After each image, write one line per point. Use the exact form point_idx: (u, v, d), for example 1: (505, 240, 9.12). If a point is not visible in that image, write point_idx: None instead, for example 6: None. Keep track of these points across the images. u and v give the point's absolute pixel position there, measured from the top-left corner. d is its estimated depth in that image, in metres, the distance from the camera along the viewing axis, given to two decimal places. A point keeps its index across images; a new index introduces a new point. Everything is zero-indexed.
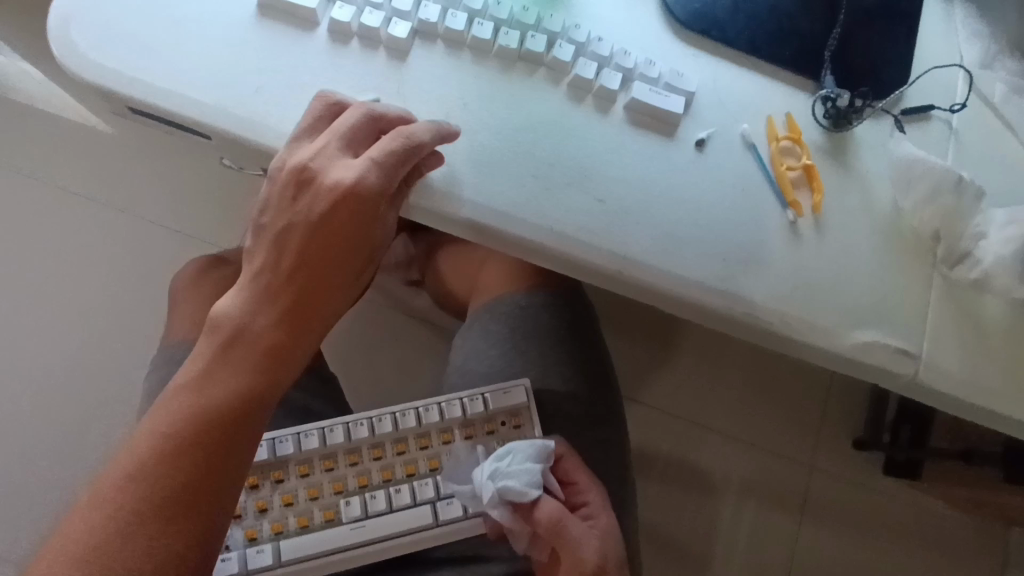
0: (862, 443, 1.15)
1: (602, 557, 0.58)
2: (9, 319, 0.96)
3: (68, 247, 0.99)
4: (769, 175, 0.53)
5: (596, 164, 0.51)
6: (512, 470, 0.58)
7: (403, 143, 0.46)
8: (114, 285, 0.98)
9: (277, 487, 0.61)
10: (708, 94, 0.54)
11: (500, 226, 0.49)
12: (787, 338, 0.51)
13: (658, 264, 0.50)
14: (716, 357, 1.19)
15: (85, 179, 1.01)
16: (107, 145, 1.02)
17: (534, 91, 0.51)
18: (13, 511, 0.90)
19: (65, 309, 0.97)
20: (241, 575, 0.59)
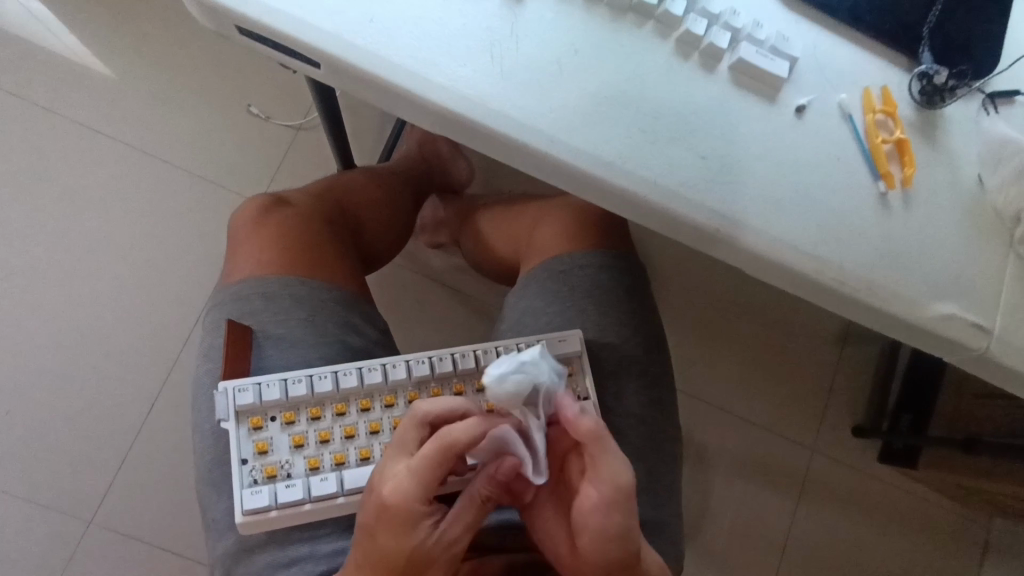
0: (862, 430, 1.26)
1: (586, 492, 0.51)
2: (94, 261, 1.08)
3: (150, 203, 1.11)
4: (863, 146, 0.53)
5: (699, 120, 0.51)
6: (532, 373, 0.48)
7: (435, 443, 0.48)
8: (193, 243, 1.11)
9: (314, 423, 0.58)
10: (809, 61, 0.54)
11: (604, 175, 0.49)
12: (871, 306, 0.52)
13: (757, 224, 0.51)
14: (719, 340, 1.27)
15: (166, 140, 1.13)
16: (188, 110, 1.14)
17: (643, 42, 0.51)
18: (108, 432, 1.04)
19: (148, 257, 1.10)
20: (272, 509, 0.55)
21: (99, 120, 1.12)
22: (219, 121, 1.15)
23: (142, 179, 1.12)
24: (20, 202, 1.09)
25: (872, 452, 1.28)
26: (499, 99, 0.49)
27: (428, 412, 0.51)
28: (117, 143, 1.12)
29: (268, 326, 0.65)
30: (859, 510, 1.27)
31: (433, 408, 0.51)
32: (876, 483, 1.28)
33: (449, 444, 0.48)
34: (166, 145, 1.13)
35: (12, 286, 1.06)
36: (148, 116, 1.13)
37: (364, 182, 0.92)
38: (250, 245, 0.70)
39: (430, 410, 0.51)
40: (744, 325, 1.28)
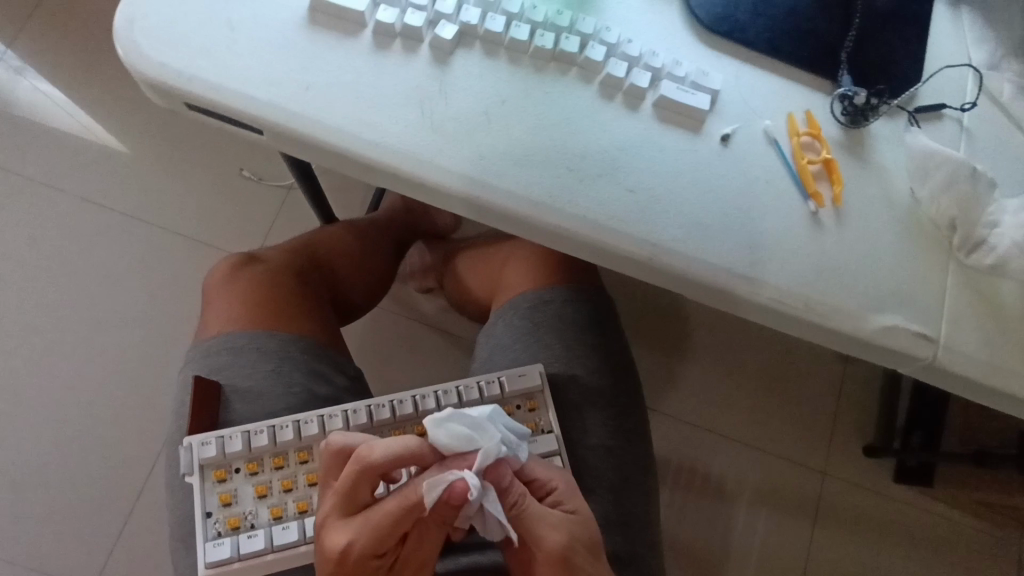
0: (874, 450, 1.28)
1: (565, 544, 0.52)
2: (93, 328, 1.12)
3: (146, 269, 1.16)
4: (791, 168, 0.55)
5: (625, 156, 0.54)
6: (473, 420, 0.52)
7: (400, 506, 0.48)
8: (188, 304, 1.15)
9: (277, 472, 0.59)
10: (731, 93, 0.56)
11: (536, 214, 0.52)
12: (810, 322, 0.53)
13: (690, 250, 0.52)
14: (732, 366, 1.32)
15: (160, 209, 1.19)
16: (180, 178, 1.20)
17: (567, 88, 0.54)
18: (112, 496, 1.06)
19: (146, 320, 1.14)
20: (234, 560, 0.56)
21: (97, 194, 1.18)
22: (209, 187, 1.20)
23: (137, 246, 1.17)
24: (21, 274, 1.14)
25: (887, 472, 1.30)
26: (430, 150, 0.51)
27: (378, 463, 0.49)
28: (114, 214, 1.18)
29: (239, 379, 0.67)
30: (877, 534, 1.27)
31: (384, 456, 0.49)
32: (875, 497, 1.29)
33: (413, 506, 0.48)
34: (160, 212, 1.19)
35: (12, 355, 1.10)
36: (142, 186, 1.19)
37: (340, 235, 0.95)
38: (223, 303, 0.73)
39: (380, 462, 0.49)
40: (750, 354, 1.33)
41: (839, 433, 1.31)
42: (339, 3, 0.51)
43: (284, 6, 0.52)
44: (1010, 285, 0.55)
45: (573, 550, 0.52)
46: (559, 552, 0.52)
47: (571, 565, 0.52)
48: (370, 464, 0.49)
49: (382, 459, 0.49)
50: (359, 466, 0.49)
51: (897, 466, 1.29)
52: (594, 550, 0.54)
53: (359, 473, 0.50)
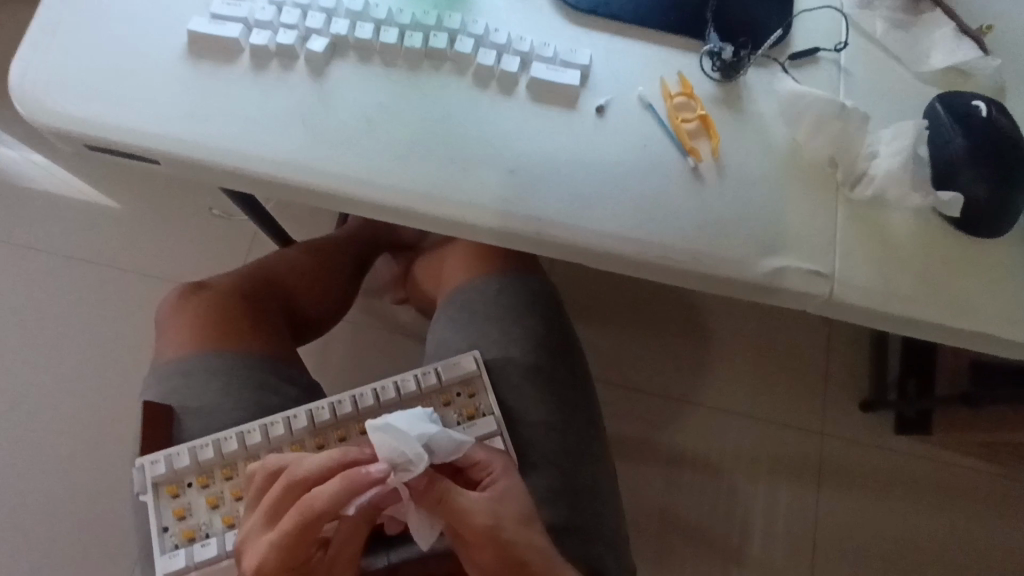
0: (869, 404, 1.28)
1: (494, 519, 0.55)
2: (80, 377, 1.17)
3: (126, 314, 1.20)
4: (668, 130, 0.57)
5: (502, 139, 0.56)
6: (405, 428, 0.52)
7: (299, 517, 0.49)
8: None
9: (227, 482, 0.63)
10: (603, 65, 0.58)
11: (423, 205, 0.54)
12: (702, 273, 0.55)
13: (574, 220, 0.54)
14: (714, 338, 1.33)
15: (133, 256, 1.24)
16: (150, 224, 1.25)
17: (441, 83, 0.57)
18: (119, 536, 1.11)
19: (131, 364, 1.18)
20: (190, 568, 0.59)
21: (72, 249, 1.24)
22: (178, 229, 1.25)
23: (114, 294, 1.22)
24: (10, 333, 1.19)
25: (887, 426, 1.29)
26: (315, 158, 0.54)
27: (304, 478, 0.51)
28: (91, 266, 1.23)
29: (190, 402, 0.70)
30: (882, 489, 1.26)
31: (310, 471, 0.52)
32: (874, 451, 1.28)
33: (310, 513, 0.49)
34: (134, 259, 1.24)
35: (7, 411, 1.15)
36: (115, 236, 1.25)
37: (293, 256, 0.98)
38: (174, 332, 0.77)
39: (306, 475, 0.51)
40: (731, 325, 1.33)
41: (826, 391, 1.31)
42: (216, 33, 0.55)
43: (168, 44, 0.56)
44: (901, 211, 0.56)
45: (504, 529, 0.55)
46: (486, 530, 0.54)
47: (502, 543, 0.54)
48: (296, 479, 0.52)
49: (309, 473, 0.52)
50: (289, 478, 0.52)
51: (896, 418, 1.28)
52: (526, 522, 0.56)
53: (285, 486, 0.52)
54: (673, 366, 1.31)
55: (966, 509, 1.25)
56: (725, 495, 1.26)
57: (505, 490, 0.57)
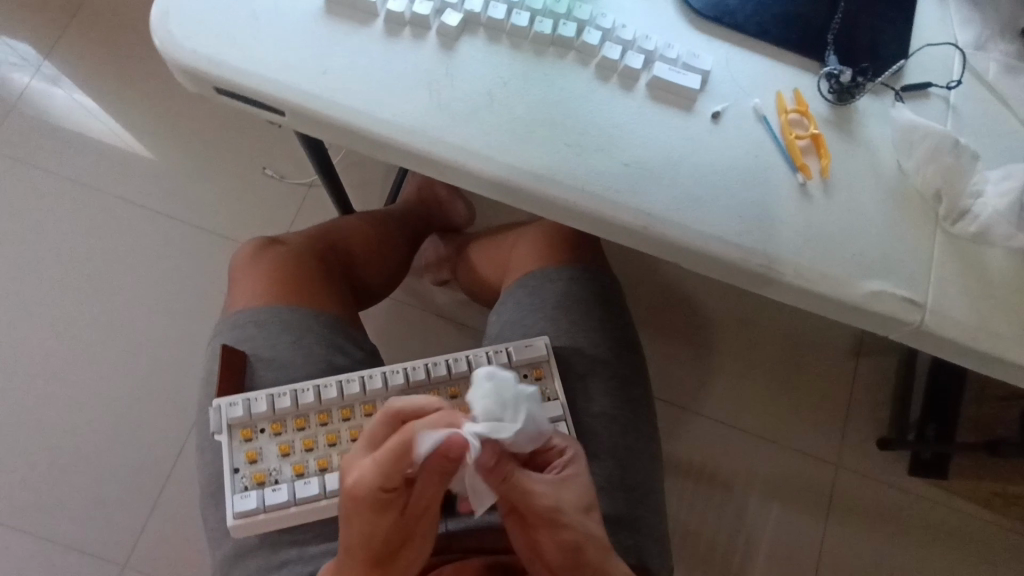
0: (886, 442, 1.29)
1: (557, 502, 0.54)
2: (127, 318, 1.20)
3: (176, 263, 1.23)
4: (780, 144, 0.58)
5: (619, 132, 0.57)
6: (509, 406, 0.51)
7: (398, 441, 0.46)
8: (216, 297, 1.22)
9: (299, 432, 0.64)
10: (722, 73, 0.59)
11: (537, 185, 0.55)
12: (799, 287, 0.56)
13: (682, 219, 0.55)
14: (744, 357, 1.34)
15: (188, 206, 1.26)
16: (208, 177, 1.27)
17: (564, 70, 0.58)
18: (147, 475, 1.14)
19: (177, 312, 1.21)
20: (260, 511, 0.61)
21: (130, 192, 1.26)
22: (235, 184, 1.27)
23: (167, 241, 1.24)
24: (59, 270, 1.22)
25: (901, 465, 1.30)
26: (438, 127, 0.55)
27: (400, 410, 0.50)
28: (146, 211, 1.26)
29: (262, 350, 0.71)
30: (890, 526, 1.28)
31: (408, 406, 0.50)
32: (887, 488, 1.29)
33: (411, 441, 0.46)
34: (190, 208, 1.26)
35: (54, 343, 1.18)
36: (173, 184, 1.27)
37: (357, 224, 0.99)
38: (248, 281, 0.78)
39: (403, 408, 0.50)
40: (761, 346, 1.34)
41: (849, 423, 1.32)
42: None
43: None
44: (997, 252, 0.57)
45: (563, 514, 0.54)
46: (548, 513, 0.53)
47: (557, 526, 0.54)
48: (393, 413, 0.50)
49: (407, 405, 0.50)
50: (386, 411, 0.50)
51: (911, 458, 1.29)
52: (584, 509, 0.56)
53: (382, 419, 0.50)
54: (702, 379, 1.32)
55: (971, 557, 1.27)
56: (734, 512, 1.27)
57: (568, 475, 0.56)
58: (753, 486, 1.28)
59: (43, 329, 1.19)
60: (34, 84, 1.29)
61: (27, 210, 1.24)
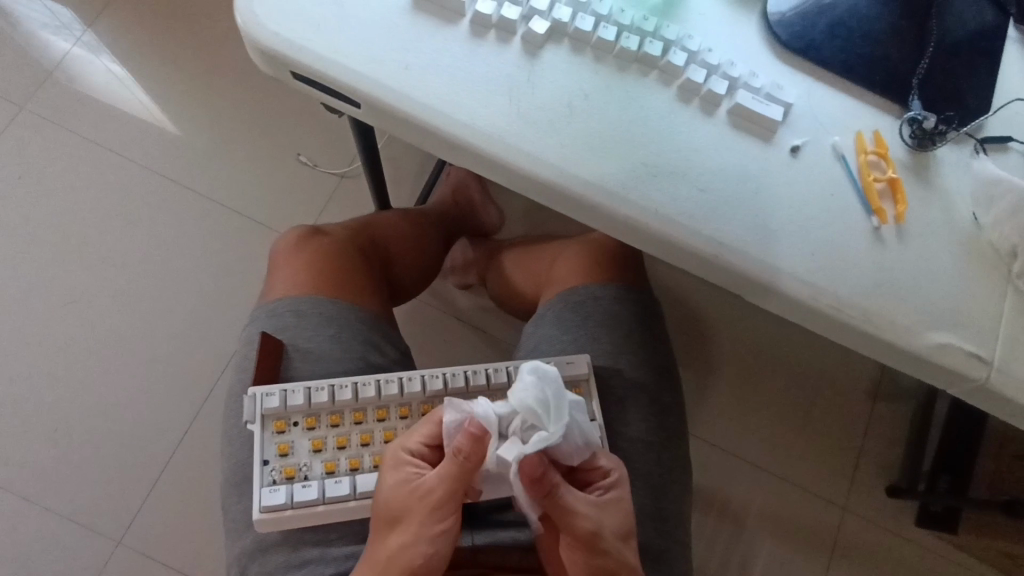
0: (896, 490, 1.27)
1: (597, 526, 0.52)
2: (149, 292, 1.19)
3: (202, 240, 1.22)
4: (856, 184, 0.57)
5: (696, 156, 0.56)
6: (552, 405, 0.51)
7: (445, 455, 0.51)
8: (238, 279, 1.21)
9: (333, 429, 0.63)
10: (804, 106, 0.58)
11: (608, 203, 0.54)
12: (863, 331, 0.55)
13: (753, 251, 0.54)
14: (762, 391, 1.32)
15: (220, 185, 1.25)
16: (242, 158, 1.26)
17: (646, 89, 0.57)
18: (151, 453, 1.12)
19: (198, 290, 1.20)
20: (287, 507, 0.60)
21: (164, 165, 1.25)
22: (268, 168, 1.26)
23: (196, 218, 1.23)
24: (83, 238, 1.21)
25: (909, 516, 1.28)
26: (514, 134, 0.54)
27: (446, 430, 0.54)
28: (177, 185, 1.24)
29: (299, 342, 0.70)
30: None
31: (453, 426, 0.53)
32: (894, 538, 1.28)
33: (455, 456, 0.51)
34: (221, 187, 1.25)
35: (72, 310, 1.17)
36: (207, 161, 1.26)
37: (396, 220, 0.98)
38: (288, 269, 0.77)
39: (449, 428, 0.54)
40: (780, 381, 1.33)
41: (863, 467, 1.30)
42: None
43: None
44: None
45: (602, 536, 0.52)
46: (587, 536, 0.52)
47: (595, 550, 0.52)
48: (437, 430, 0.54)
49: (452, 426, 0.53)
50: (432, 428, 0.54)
51: (920, 509, 1.27)
52: (623, 536, 0.54)
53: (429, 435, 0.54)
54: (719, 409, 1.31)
55: None
56: (738, 547, 1.25)
57: (610, 499, 0.54)
58: (761, 524, 1.26)
59: (62, 295, 1.18)
60: (74, 51, 1.28)
61: (57, 175, 1.23)
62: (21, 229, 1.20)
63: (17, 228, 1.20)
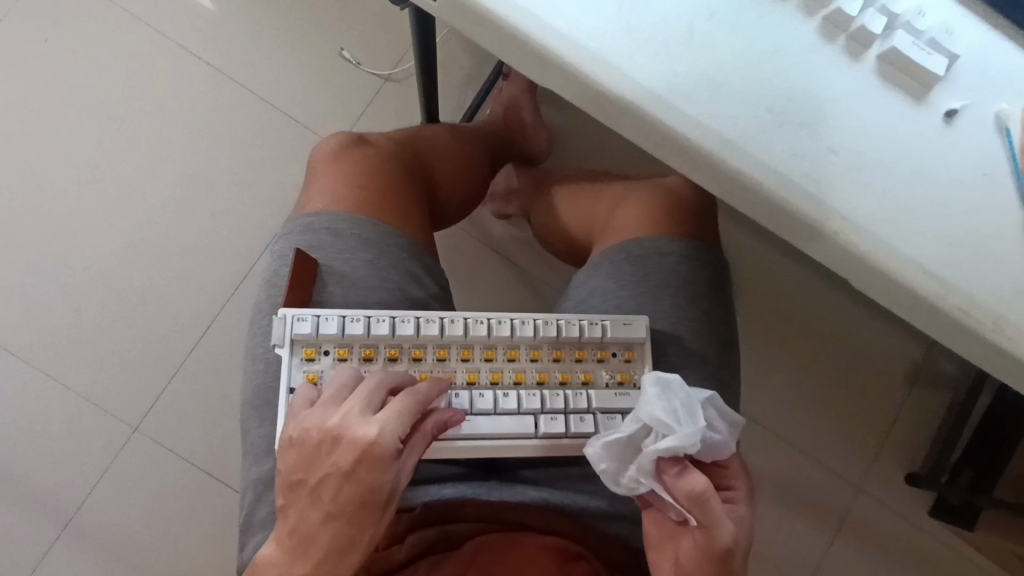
0: (914, 477, 1.22)
1: (735, 541, 0.49)
2: (173, 181, 1.12)
3: (233, 132, 1.14)
4: (1017, 167, 0.47)
5: (832, 110, 0.46)
6: (682, 411, 0.51)
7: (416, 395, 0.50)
8: (268, 177, 1.13)
9: (365, 364, 0.58)
10: (970, 61, 0.48)
11: (719, 154, 0.45)
12: (993, 345, 0.46)
13: (881, 234, 0.46)
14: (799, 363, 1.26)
15: (257, 74, 1.15)
16: (280, 47, 1.16)
17: (783, 18, 0.46)
18: (168, 347, 1.09)
19: (225, 185, 1.13)
20: None
21: (198, 46, 1.15)
22: (308, 60, 1.16)
23: (228, 107, 1.14)
24: (110, 114, 1.13)
25: (924, 504, 1.24)
26: (618, 55, 0.45)
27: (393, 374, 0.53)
28: (210, 69, 1.15)
29: (335, 264, 0.64)
30: (900, 563, 1.23)
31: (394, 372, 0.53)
32: (909, 526, 1.24)
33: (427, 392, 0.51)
34: (257, 77, 1.15)
35: (95, 191, 1.11)
36: (244, 47, 1.15)
37: (445, 137, 0.89)
38: (328, 180, 0.69)
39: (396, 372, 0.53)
40: (822, 357, 1.26)
41: (891, 454, 1.25)
42: None
43: None
44: None
45: (738, 556, 0.49)
46: (723, 550, 0.48)
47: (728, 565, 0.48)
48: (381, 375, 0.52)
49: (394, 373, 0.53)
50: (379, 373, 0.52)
51: (937, 501, 1.23)
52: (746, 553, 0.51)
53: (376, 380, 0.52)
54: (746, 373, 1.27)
55: None
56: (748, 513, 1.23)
57: (739, 512, 0.52)
58: (775, 494, 1.22)
59: (86, 172, 1.12)
60: None
61: (86, 41, 1.14)
62: (46, 96, 1.12)
63: (44, 94, 1.12)
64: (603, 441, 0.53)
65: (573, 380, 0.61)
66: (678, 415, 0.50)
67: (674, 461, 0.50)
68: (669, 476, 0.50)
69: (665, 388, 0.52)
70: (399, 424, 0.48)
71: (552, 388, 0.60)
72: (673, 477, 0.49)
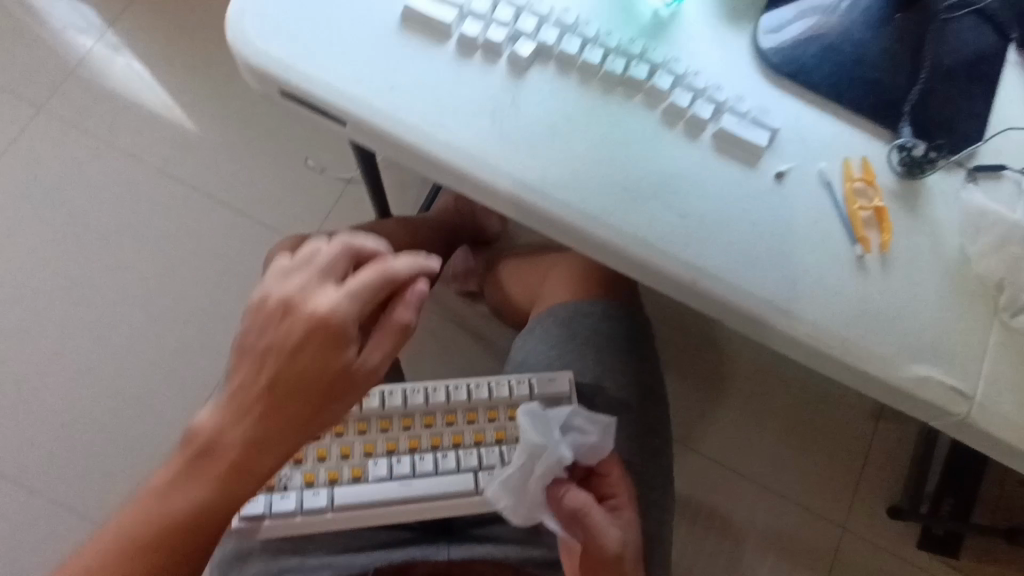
0: (897, 512, 1.20)
1: (622, 546, 0.57)
2: (144, 288, 1.18)
3: (200, 237, 1.21)
4: (841, 212, 0.56)
5: (679, 182, 0.56)
6: (547, 433, 0.60)
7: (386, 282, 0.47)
8: (234, 277, 1.19)
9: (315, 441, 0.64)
10: (790, 132, 0.58)
11: (589, 227, 0.54)
12: (842, 361, 0.54)
13: (732, 280, 0.54)
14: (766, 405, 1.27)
15: (224, 183, 1.24)
16: (245, 158, 1.25)
17: (630, 113, 0.57)
18: (139, 450, 1.11)
19: (194, 288, 1.19)
20: (266, 515, 0.62)
21: (165, 162, 1.23)
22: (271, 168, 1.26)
23: (195, 215, 1.22)
24: (80, 230, 1.19)
25: (910, 537, 1.23)
26: (497, 156, 0.55)
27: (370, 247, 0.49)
28: (178, 182, 1.23)
29: None
30: None
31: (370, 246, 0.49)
32: (898, 562, 1.22)
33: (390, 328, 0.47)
34: (224, 186, 1.24)
35: (66, 304, 1.16)
36: (210, 159, 1.24)
37: (394, 230, 0.99)
38: None
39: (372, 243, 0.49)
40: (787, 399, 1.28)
41: (870, 490, 1.25)
42: (431, 15, 0.56)
43: (380, 14, 0.57)
44: None
45: (628, 555, 0.57)
46: (613, 556, 0.56)
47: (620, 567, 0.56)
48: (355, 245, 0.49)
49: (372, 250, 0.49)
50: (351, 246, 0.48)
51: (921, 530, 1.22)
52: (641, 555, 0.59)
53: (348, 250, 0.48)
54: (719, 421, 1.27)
55: None
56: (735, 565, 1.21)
57: (625, 516, 0.60)
58: (757, 539, 1.22)
59: (57, 287, 1.16)
60: (96, 50, 1.25)
61: (57, 165, 1.21)
62: (17, 219, 1.18)
63: (16, 217, 1.18)
64: (497, 482, 0.59)
65: (507, 437, 0.67)
66: (545, 437, 0.59)
67: (554, 480, 0.58)
68: (555, 500, 0.58)
69: (530, 417, 0.60)
70: (360, 311, 0.46)
71: (488, 445, 0.66)
72: (558, 498, 0.57)
